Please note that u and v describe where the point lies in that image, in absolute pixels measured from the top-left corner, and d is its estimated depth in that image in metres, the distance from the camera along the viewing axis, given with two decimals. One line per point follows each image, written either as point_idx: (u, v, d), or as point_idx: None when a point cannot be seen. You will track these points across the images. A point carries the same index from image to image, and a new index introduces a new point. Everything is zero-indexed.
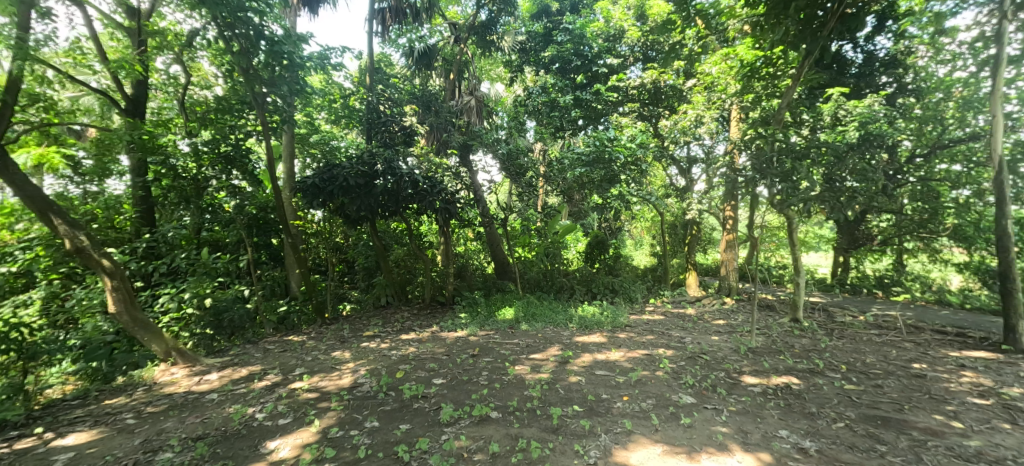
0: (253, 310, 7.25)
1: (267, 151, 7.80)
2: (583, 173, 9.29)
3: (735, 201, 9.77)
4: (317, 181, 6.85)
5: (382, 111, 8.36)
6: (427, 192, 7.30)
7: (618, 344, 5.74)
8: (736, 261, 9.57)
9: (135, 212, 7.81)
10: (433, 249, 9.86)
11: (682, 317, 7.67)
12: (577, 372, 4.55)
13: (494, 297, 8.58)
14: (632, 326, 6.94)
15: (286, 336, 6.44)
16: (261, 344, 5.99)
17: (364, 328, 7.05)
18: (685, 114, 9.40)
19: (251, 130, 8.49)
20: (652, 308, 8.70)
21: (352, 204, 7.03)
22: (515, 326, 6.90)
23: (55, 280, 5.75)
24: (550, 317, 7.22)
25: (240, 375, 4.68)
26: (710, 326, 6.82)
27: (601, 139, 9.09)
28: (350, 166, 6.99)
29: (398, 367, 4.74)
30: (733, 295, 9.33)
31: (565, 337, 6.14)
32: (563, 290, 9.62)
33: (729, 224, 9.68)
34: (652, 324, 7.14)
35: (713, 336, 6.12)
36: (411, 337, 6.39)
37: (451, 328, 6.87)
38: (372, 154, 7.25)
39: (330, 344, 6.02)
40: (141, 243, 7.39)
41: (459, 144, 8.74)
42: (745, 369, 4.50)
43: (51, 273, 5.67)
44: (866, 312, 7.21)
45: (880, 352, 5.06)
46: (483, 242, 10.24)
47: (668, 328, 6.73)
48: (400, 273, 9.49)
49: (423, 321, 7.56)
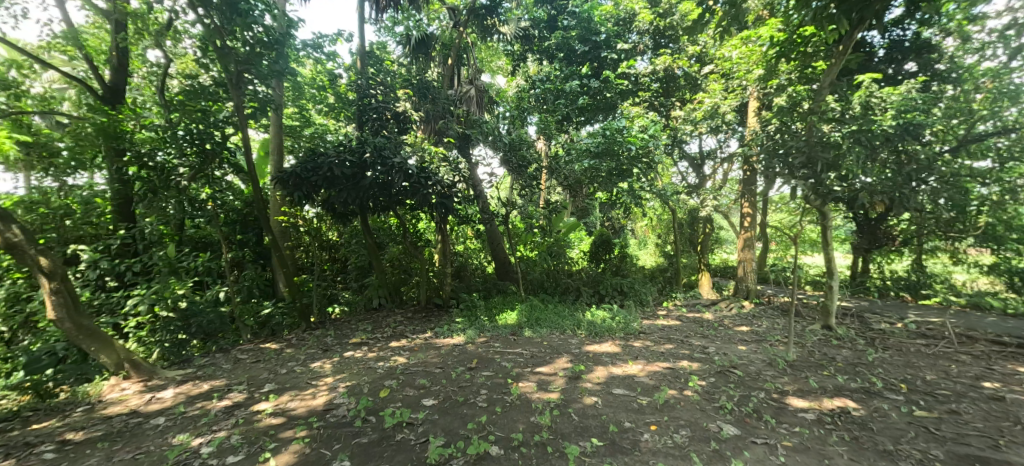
0: (229, 314, 6.61)
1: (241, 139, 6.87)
2: (591, 167, 8.60)
3: (753, 197, 9.08)
4: (299, 172, 6.17)
5: (374, 96, 7.66)
6: (421, 186, 6.52)
7: (634, 355, 5.08)
8: (754, 261, 8.84)
9: (113, 206, 7.11)
10: (430, 247, 9.13)
11: (699, 323, 7.01)
12: (592, 390, 3.89)
13: (495, 300, 7.90)
14: (646, 333, 6.26)
15: (262, 343, 5.79)
16: (232, 353, 5.34)
17: (352, 334, 6.41)
18: (701, 103, 8.76)
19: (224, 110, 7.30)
20: (666, 312, 8.02)
21: (339, 199, 6.38)
22: (517, 332, 6.26)
23: (22, 279, 4.95)
24: (556, 322, 6.57)
25: (199, 393, 4.05)
26: (734, 334, 6.14)
27: (610, 130, 8.42)
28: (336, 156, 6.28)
29: (383, 383, 4.10)
30: (751, 298, 8.65)
31: (573, 346, 5.49)
32: (568, 292, 8.97)
33: (747, 221, 8.98)
34: (668, 330, 6.49)
35: (740, 346, 5.47)
36: (402, 344, 5.75)
37: (446, 334, 6.21)
38: (359, 142, 6.51)
39: (310, 353, 5.36)
40: (115, 239, 6.76)
41: (457, 135, 8.02)
42: (789, 388, 3.84)
43: (14, 272, 4.87)
44: (903, 318, 6.55)
45: (937, 368, 4.42)
46: (483, 240, 9.56)
47: (687, 335, 6.06)
48: (394, 274, 8.84)
49: (417, 326, 6.92)
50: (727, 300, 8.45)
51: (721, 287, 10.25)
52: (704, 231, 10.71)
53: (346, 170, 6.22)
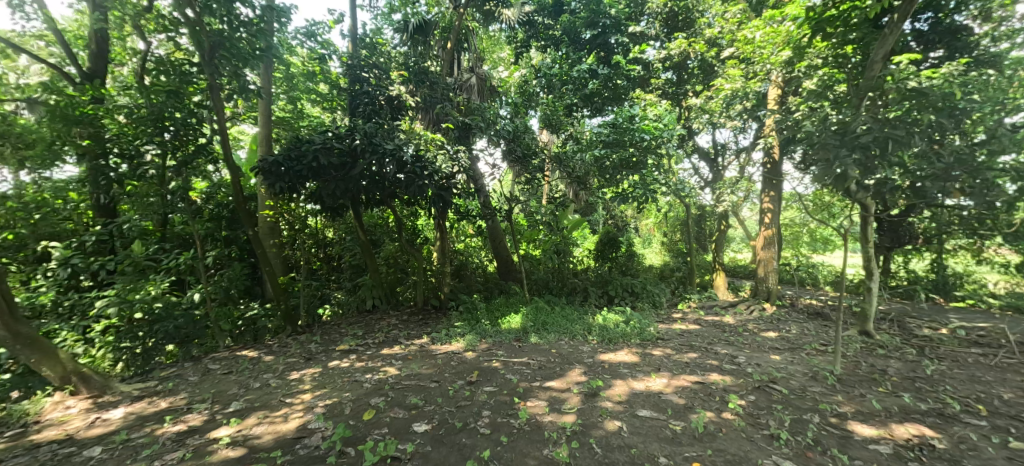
0: (206, 317, 5.95)
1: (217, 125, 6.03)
2: (600, 157, 8.03)
3: (774, 192, 8.46)
4: (280, 160, 5.46)
5: (367, 80, 7.07)
6: (416, 176, 5.76)
7: (655, 366, 4.49)
8: (775, 261, 8.23)
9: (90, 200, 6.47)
10: (429, 245, 8.56)
11: (721, 327, 6.43)
12: (613, 412, 3.33)
13: (497, 301, 7.29)
14: (665, 340, 5.65)
15: (238, 351, 5.21)
16: (203, 362, 4.76)
17: (340, 339, 5.82)
18: (719, 90, 8.14)
19: (199, 92, 6.50)
20: (681, 315, 7.42)
21: (327, 190, 5.73)
22: (522, 338, 5.68)
23: None
24: (564, 327, 6.00)
25: (153, 413, 3.49)
26: (762, 341, 5.54)
27: (622, 118, 7.81)
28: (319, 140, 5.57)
29: (370, 402, 3.53)
30: (773, 301, 8.05)
31: (585, 355, 4.90)
32: (574, 293, 8.38)
33: (766, 218, 8.35)
34: (687, 335, 5.92)
35: (772, 355, 4.90)
36: (395, 352, 5.18)
37: (444, 340, 5.63)
38: (348, 128, 5.77)
39: (290, 362, 4.79)
40: (90, 236, 6.15)
41: (455, 125, 7.32)
42: (846, 411, 3.26)
43: None
44: (948, 323, 5.94)
45: (1010, 384, 3.83)
46: (484, 237, 8.97)
47: (711, 342, 5.46)
48: (388, 273, 8.25)
49: (412, 330, 6.33)
50: (747, 303, 7.85)
51: (737, 287, 9.65)
52: (719, 228, 10.13)
53: (332, 158, 5.52)
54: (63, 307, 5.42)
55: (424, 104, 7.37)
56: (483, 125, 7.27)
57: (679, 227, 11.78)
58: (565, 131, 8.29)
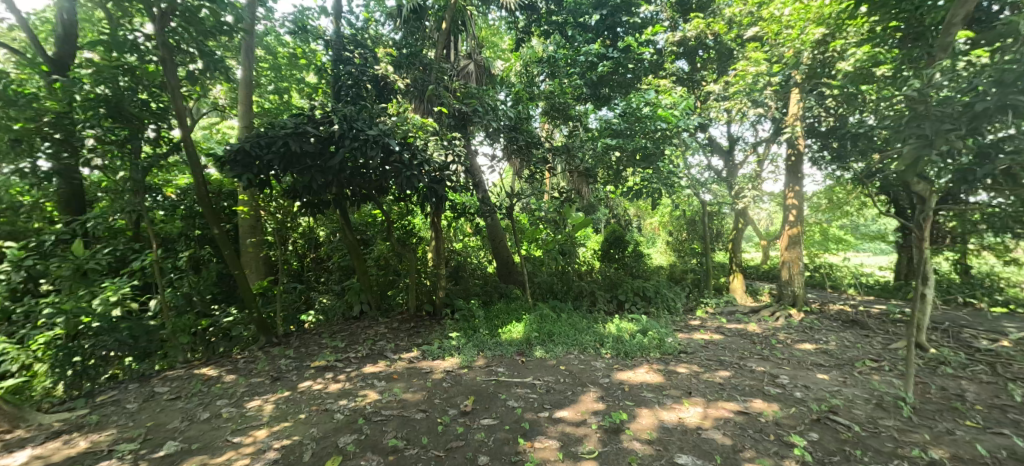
0: (161, 330, 4.97)
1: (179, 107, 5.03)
2: (614, 144, 7.19)
3: (799, 188, 7.69)
4: (245, 146, 4.69)
5: (351, 60, 6.32)
6: (402, 166, 4.88)
7: (683, 388, 3.78)
8: (801, 262, 7.44)
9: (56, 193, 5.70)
10: (424, 245, 7.82)
11: (748, 337, 5.73)
12: (646, 458, 2.65)
13: (496, 307, 6.54)
14: (689, 353, 4.95)
15: (196, 369, 4.49)
16: (150, 385, 4.02)
17: (318, 353, 5.07)
18: (741, 74, 7.42)
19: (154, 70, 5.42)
20: (700, 322, 6.71)
21: (302, 183, 4.98)
22: (526, 352, 4.97)
23: None
24: (573, 337, 5.29)
25: (65, 458, 2.80)
26: (800, 355, 4.82)
27: (635, 102, 7.06)
28: (290, 123, 4.79)
29: (340, 442, 2.85)
30: (799, 307, 7.28)
31: (600, 375, 4.20)
32: (581, 298, 7.65)
33: (791, 215, 7.57)
34: (712, 347, 5.23)
35: (818, 374, 4.20)
36: (379, 370, 4.47)
37: (436, 355, 4.92)
38: (326, 111, 5.01)
39: (254, 384, 4.07)
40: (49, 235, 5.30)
41: (450, 114, 6.55)
42: (941, 459, 2.59)
43: None
44: (1009, 333, 5.25)
45: None
46: (483, 237, 8.25)
47: (742, 358, 4.74)
48: (378, 275, 7.48)
49: (401, 341, 5.60)
50: (772, 308, 7.13)
51: (755, 291, 8.93)
52: (736, 227, 9.43)
53: (307, 145, 4.75)
54: (17, 314, 4.66)
55: (416, 90, 6.60)
56: (482, 111, 6.50)
57: (690, 226, 11.02)
58: (573, 119, 7.45)
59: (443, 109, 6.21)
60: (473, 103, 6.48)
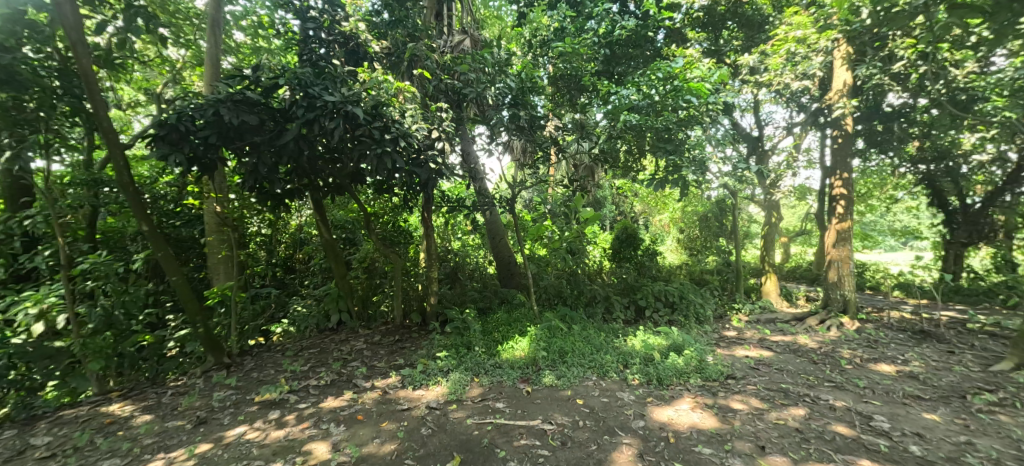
0: (67, 355, 3.81)
1: (81, 70, 3.75)
2: (634, 124, 5.89)
3: (849, 174, 6.50)
4: (174, 118, 3.64)
5: (317, 17, 5.04)
6: (371, 142, 3.71)
7: (748, 438, 2.78)
8: (851, 261, 6.33)
9: None
10: (416, 243, 6.76)
11: (805, 355, 4.64)
12: None
13: (497, 316, 5.47)
14: (738, 379, 3.90)
15: (105, 409, 3.46)
16: (27, 437, 2.98)
17: (272, 380, 4.02)
18: (787, 39, 6.21)
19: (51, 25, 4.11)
20: (739, 334, 5.64)
21: (249, 165, 3.93)
22: (532, 379, 3.92)
23: None
24: (590, 359, 4.22)
25: None
26: (885, 383, 3.75)
27: (663, 73, 5.92)
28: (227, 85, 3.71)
29: None
30: (851, 314, 6.19)
31: (633, 415, 3.18)
32: (594, 305, 6.60)
33: (839, 207, 6.42)
34: (767, 369, 4.15)
35: (925, 412, 3.15)
36: (341, 406, 3.45)
37: (419, 383, 3.89)
38: (275, 72, 3.91)
39: (171, 429, 3.08)
40: None
41: (431, 84, 5.35)
42: None
43: None
44: None
45: None
46: (483, 234, 7.19)
47: (810, 387, 3.68)
48: (361, 279, 6.38)
49: (378, 362, 4.56)
50: (820, 316, 6.06)
51: (789, 293, 7.89)
52: (768, 221, 8.32)
53: (254, 116, 3.70)
54: None
55: (397, 56, 5.35)
56: (475, 81, 5.34)
57: (707, 223, 9.97)
58: (572, 110, 6.35)
59: (424, 71, 5.02)
60: (463, 71, 5.32)
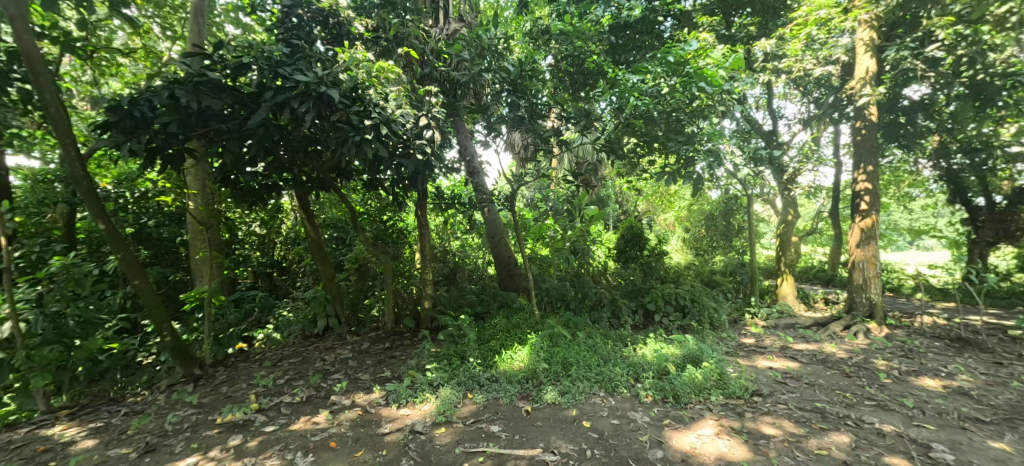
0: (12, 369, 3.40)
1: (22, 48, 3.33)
2: (643, 111, 5.42)
3: (875, 166, 5.95)
4: (126, 102, 3.20)
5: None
6: (347, 128, 3.25)
7: None
8: (878, 262, 5.85)
9: None
10: (411, 243, 6.33)
11: (835, 367, 4.18)
12: None
13: (495, 322, 5.02)
14: (765, 396, 3.45)
15: (46, 432, 3.04)
16: None
17: (241, 397, 3.58)
18: (811, 20, 5.67)
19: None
20: (758, 341, 5.19)
21: (214, 155, 3.49)
22: (532, 396, 3.48)
23: None
24: (598, 373, 3.78)
25: None
26: (934, 401, 3.30)
27: (674, 57, 5.28)
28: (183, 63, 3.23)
29: None
30: (879, 320, 5.72)
31: (649, 444, 2.75)
32: (600, 309, 6.16)
33: (864, 202, 5.93)
34: (796, 384, 3.70)
35: (990, 441, 2.71)
36: (314, 430, 3.03)
37: (404, 400, 3.44)
38: (240, 49, 3.44)
39: (113, 459, 2.66)
40: None
41: (421, 66, 4.80)
42: None
43: None
44: None
45: None
46: (482, 233, 6.75)
47: (848, 407, 3.23)
48: (351, 280, 5.95)
49: (362, 374, 4.13)
50: (844, 321, 5.62)
51: (807, 296, 7.44)
52: (783, 219, 7.85)
53: (216, 100, 3.26)
54: None
55: (383, 35, 4.72)
56: (467, 61, 4.81)
57: (713, 223, 9.57)
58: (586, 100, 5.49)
59: (410, 50, 4.44)
60: (456, 51, 4.76)
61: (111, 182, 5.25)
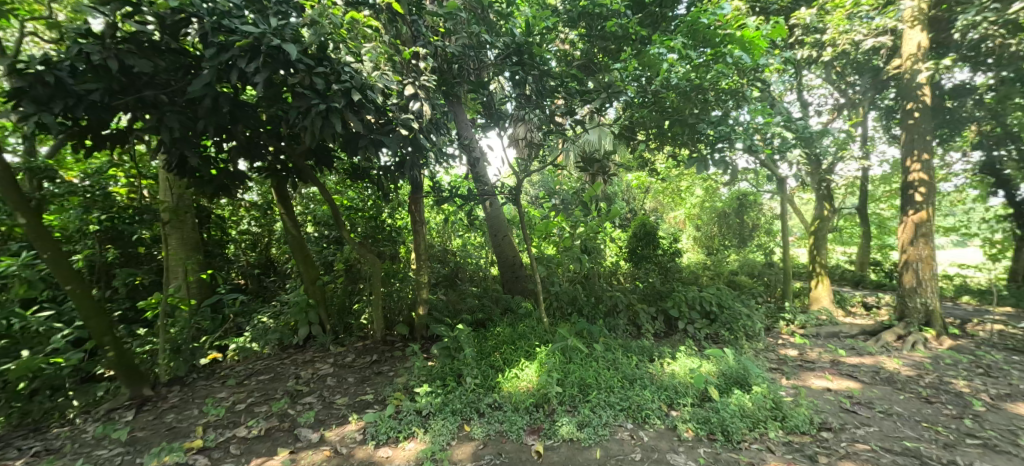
0: None
1: None
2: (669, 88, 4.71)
3: (929, 153, 5.21)
4: (33, 66, 2.54)
5: None
6: (310, 94, 2.58)
7: None
8: (935, 262, 5.10)
9: None
10: (407, 242, 5.61)
11: (909, 389, 3.47)
12: None
13: (497, 332, 4.33)
14: (836, 430, 2.78)
15: None
16: None
17: (185, 430, 2.93)
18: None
19: None
20: (803, 355, 4.47)
21: (149, 131, 2.82)
22: (545, 431, 2.81)
23: None
24: (624, 400, 3.08)
25: None
26: None
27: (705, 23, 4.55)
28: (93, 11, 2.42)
29: None
30: (937, 329, 5.02)
31: None
32: (615, 316, 5.46)
33: (918, 194, 5.17)
34: (872, 413, 3.00)
35: None
36: None
37: (385, 436, 2.78)
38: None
39: None
40: None
41: (410, 31, 4.08)
42: None
43: None
44: None
45: None
46: (484, 229, 6.02)
47: (948, 448, 2.57)
48: (338, 283, 5.23)
49: (338, 398, 3.45)
50: (899, 331, 4.90)
51: (845, 300, 6.70)
52: (817, 216, 7.10)
53: (144, 61, 2.60)
54: None
55: None
56: (464, 24, 4.06)
57: (726, 219, 9.11)
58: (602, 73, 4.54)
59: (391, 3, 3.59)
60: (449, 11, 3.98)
61: (79, 175, 4.48)
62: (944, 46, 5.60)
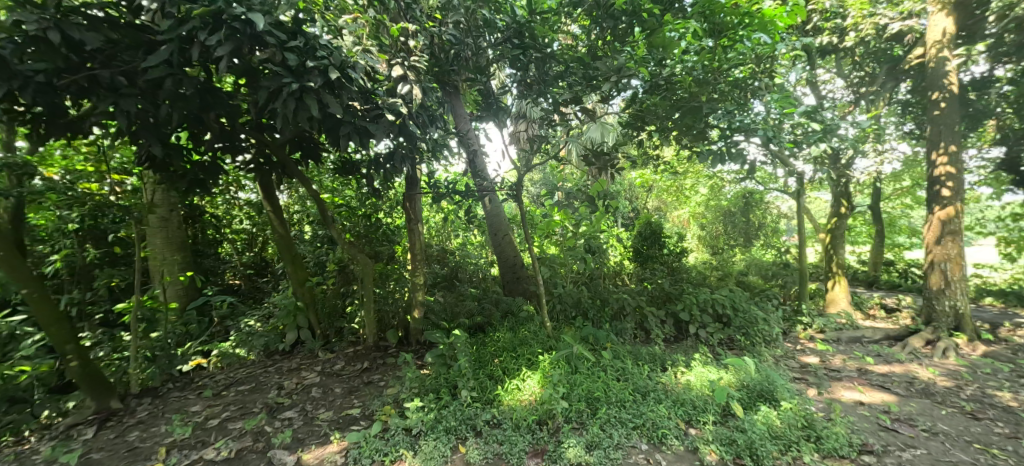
0: None
1: None
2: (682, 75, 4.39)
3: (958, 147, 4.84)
4: None
5: None
6: (281, 72, 2.27)
7: None
8: (963, 262, 4.77)
9: None
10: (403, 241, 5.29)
11: (950, 402, 3.15)
12: None
13: (496, 337, 4.02)
14: (878, 452, 2.47)
15: None
16: None
17: (148, 451, 2.64)
18: None
19: None
20: (826, 362, 4.16)
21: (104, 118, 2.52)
22: (551, 452, 2.51)
23: None
24: (636, 415, 2.78)
25: None
26: None
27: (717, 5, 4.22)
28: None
29: None
30: (968, 333, 4.70)
31: None
32: (623, 319, 5.15)
33: (945, 189, 4.84)
34: (916, 431, 2.69)
35: None
36: None
37: (369, 459, 2.49)
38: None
39: None
40: None
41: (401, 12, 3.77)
42: None
43: None
44: None
45: None
46: (483, 228, 5.70)
47: None
48: (328, 285, 4.91)
49: (320, 412, 3.15)
50: (927, 336, 4.59)
51: (863, 302, 6.37)
52: (833, 214, 6.77)
53: (93, 36, 2.31)
54: None
55: None
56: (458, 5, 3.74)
57: (731, 219, 8.55)
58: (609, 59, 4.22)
59: None
60: None
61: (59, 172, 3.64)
62: (972, 33, 5.27)
